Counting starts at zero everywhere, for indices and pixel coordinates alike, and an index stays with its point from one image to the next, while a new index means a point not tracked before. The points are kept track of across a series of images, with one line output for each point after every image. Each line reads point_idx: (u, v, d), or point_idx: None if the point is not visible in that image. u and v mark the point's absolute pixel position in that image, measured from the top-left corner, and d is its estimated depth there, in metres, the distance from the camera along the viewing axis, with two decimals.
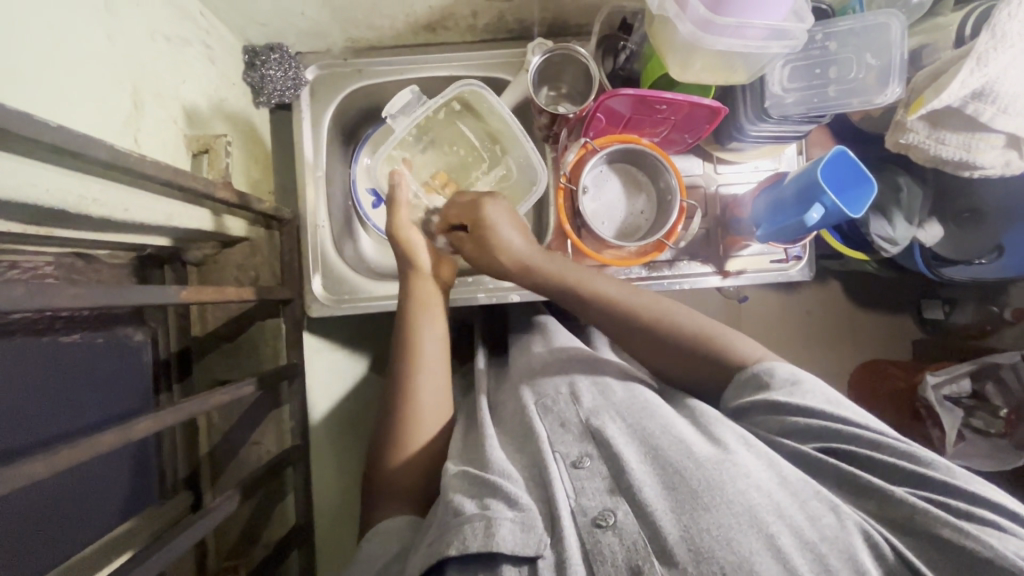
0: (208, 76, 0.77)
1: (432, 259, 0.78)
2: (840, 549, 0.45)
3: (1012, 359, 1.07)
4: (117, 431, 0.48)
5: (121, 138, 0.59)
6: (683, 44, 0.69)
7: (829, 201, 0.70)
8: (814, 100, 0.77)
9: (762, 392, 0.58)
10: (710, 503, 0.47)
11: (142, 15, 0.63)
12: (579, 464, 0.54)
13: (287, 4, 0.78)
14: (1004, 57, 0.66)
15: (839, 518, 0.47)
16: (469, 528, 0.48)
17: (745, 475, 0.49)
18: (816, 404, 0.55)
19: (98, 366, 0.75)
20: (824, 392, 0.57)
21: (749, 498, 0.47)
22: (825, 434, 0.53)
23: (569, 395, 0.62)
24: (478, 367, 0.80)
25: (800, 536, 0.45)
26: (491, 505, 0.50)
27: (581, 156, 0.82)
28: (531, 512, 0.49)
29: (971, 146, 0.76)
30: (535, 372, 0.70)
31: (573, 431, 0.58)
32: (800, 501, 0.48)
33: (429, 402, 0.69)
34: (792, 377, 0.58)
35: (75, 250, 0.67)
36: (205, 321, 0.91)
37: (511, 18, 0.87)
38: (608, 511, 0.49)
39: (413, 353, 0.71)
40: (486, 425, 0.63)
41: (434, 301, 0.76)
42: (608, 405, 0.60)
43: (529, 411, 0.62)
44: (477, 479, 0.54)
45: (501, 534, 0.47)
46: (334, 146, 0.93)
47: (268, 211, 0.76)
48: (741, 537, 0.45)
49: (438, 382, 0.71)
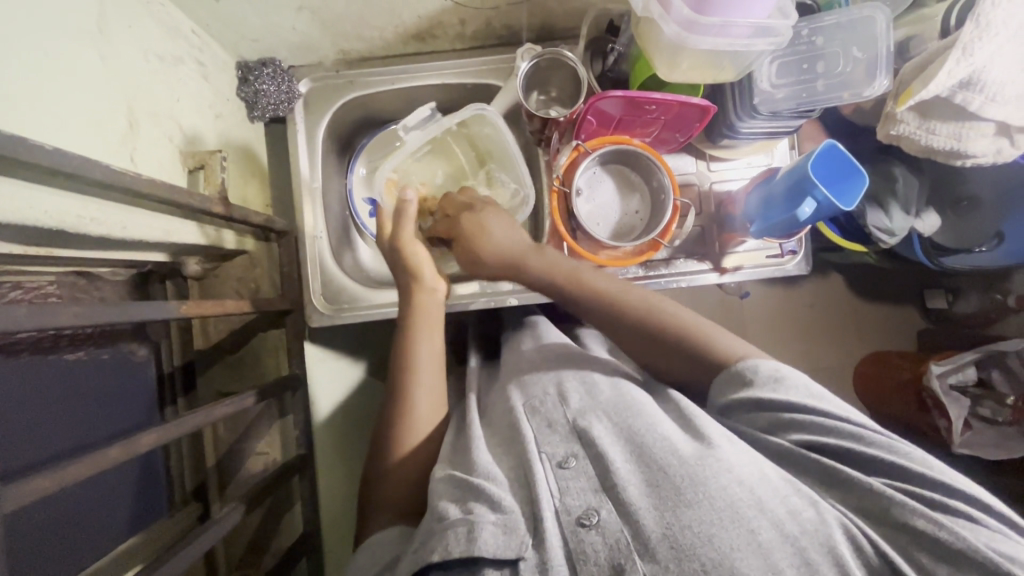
0: (202, 93, 0.78)
1: (434, 273, 0.78)
2: (820, 542, 0.46)
3: (1015, 346, 1.08)
4: (120, 446, 0.48)
5: (119, 157, 0.60)
6: (668, 44, 0.69)
7: (820, 195, 0.71)
8: (804, 95, 0.77)
9: (746, 389, 0.57)
10: (693, 500, 0.48)
11: (135, 36, 0.64)
12: (564, 464, 0.54)
13: (277, 18, 0.79)
14: (990, 46, 0.67)
15: (820, 512, 0.47)
16: (452, 533, 0.49)
17: (727, 471, 0.50)
18: (797, 399, 0.54)
19: (102, 383, 0.76)
20: (806, 386, 0.56)
21: (730, 493, 0.48)
22: (809, 428, 0.53)
23: (556, 396, 0.63)
24: (472, 369, 0.82)
25: (781, 530, 0.46)
26: (474, 509, 0.51)
27: (573, 158, 0.82)
28: (514, 514, 0.50)
29: (961, 135, 0.76)
30: (524, 373, 0.71)
31: (560, 431, 0.58)
32: (781, 496, 0.48)
33: (424, 409, 0.69)
34: (774, 374, 0.57)
35: (77, 269, 0.68)
36: (208, 333, 0.91)
37: (499, 25, 0.88)
38: (591, 510, 0.50)
39: (410, 362, 0.72)
40: (474, 428, 0.64)
41: (435, 316, 0.76)
42: (594, 405, 0.60)
43: (517, 413, 0.62)
44: (464, 483, 0.55)
45: (483, 538, 0.48)
46: (328, 158, 0.94)
47: (264, 223, 0.77)
48: (722, 534, 0.46)
49: (434, 393, 0.71)
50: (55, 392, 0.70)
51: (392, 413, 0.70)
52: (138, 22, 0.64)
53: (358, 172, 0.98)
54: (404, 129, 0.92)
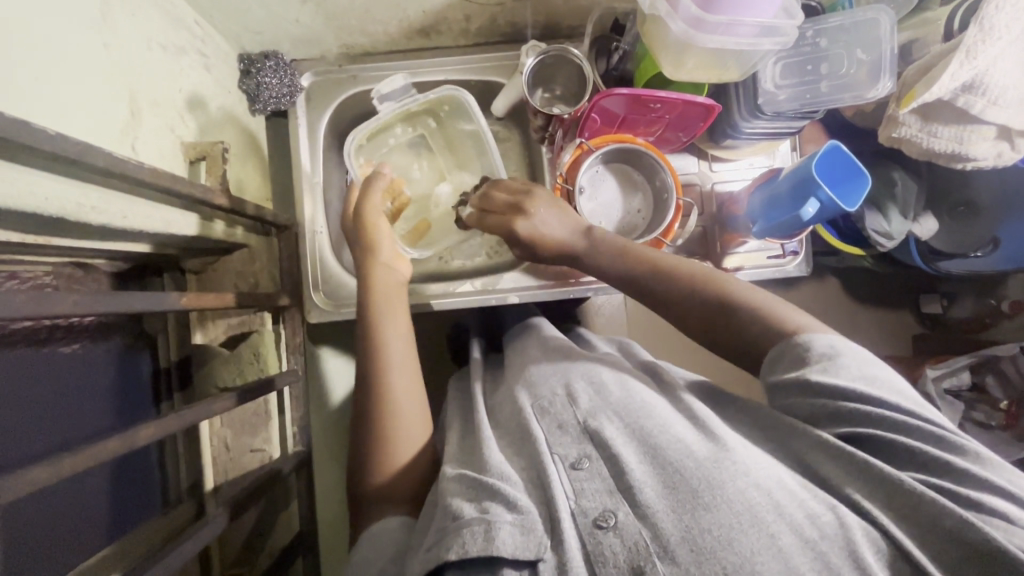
0: (205, 84, 0.77)
1: (389, 247, 0.78)
2: (840, 546, 0.46)
3: (1012, 351, 1.10)
4: (120, 438, 0.48)
5: (121, 146, 0.59)
6: (675, 42, 0.69)
7: (824, 196, 0.71)
8: (807, 96, 0.77)
9: (800, 367, 0.58)
10: (710, 503, 0.49)
11: (139, 24, 0.63)
12: (577, 465, 0.55)
13: (280, 11, 0.79)
14: (992, 49, 0.67)
15: (839, 517, 0.48)
16: (469, 533, 0.50)
17: (744, 474, 0.51)
18: (849, 381, 0.54)
19: (98, 378, 0.75)
20: (859, 367, 0.56)
21: (748, 497, 0.49)
22: (855, 419, 0.54)
23: (565, 396, 0.63)
24: (478, 366, 0.82)
25: (800, 534, 0.47)
26: (490, 509, 0.52)
27: (577, 156, 0.82)
28: (530, 514, 0.51)
29: (963, 138, 0.76)
30: (532, 372, 0.70)
31: (571, 432, 0.59)
32: (798, 501, 0.49)
33: (405, 400, 0.68)
34: (829, 351, 0.57)
35: (75, 259, 0.67)
36: (206, 322, 0.87)
37: (504, 22, 0.87)
38: (608, 512, 0.51)
39: (377, 344, 0.70)
40: (482, 429, 0.64)
41: (392, 290, 0.75)
42: (605, 405, 0.61)
43: (527, 412, 0.63)
44: (476, 482, 0.55)
45: (501, 538, 0.49)
46: (330, 152, 0.93)
47: (264, 216, 0.76)
48: (741, 538, 0.46)
49: (411, 380, 0.70)
50: (50, 387, 0.69)
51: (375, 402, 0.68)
52: (141, 10, 0.64)
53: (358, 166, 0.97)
54: (381, 104, 0.87)
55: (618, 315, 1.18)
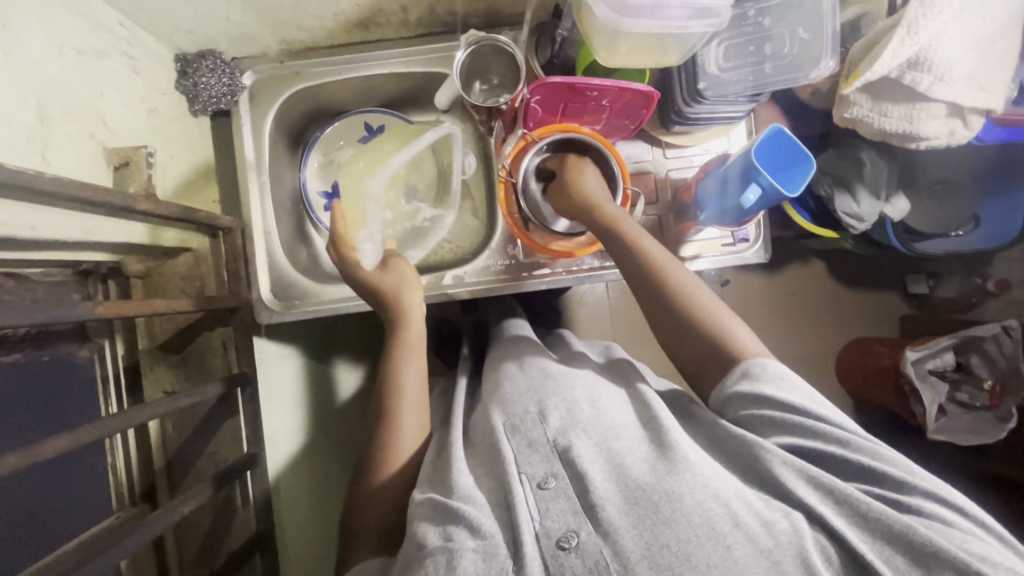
0: (133, 87, 0.77)
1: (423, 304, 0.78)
2: (792, 554, 0.47)
3: (993, 331, 1.08)
4: (23, 452, 0.47)
5: (27, 156, 0.58)
6: (602, 28, 0.66)
7: (765, 183, 0.69)
8: (750, 78, 0.75)
9: (748, 381, 0.60)
10: (670, 517, 0.50)
11: (48, 28, 0.62)
12: (544, 485, 0.55)
13: (208, 8, 0.77)
14: (934, 24, 0.65)
15: (793, 524, 0.49)
16: (432, 563, 0.51)
17: (703, 485, 0.52)
18: (800, 401, 0.57)
19: (41, 384, 0.76)
20: (807, 391, 0.59)
21: (707, 509, 0.50)
22: (796, 430, 0.55)
23: (537, 415, 0.62)
24: (461, 377, 0.82)
25: (755, 544, 0.48)
26: (454, 535, 0.52)
27: (521, 146, 0.80)
28: (494, 540, 0.51)
29: (913, 117, 0.74)
30: (505, 388, 0.68)
31: (540, 451, 0.58)
32: (752, 508, 0.50)
33: (409, 433, 0.71)
34: (778, 374, 0.60)
35: (4, 269, 0.66)
36: (153, 333, 0.87)
37: (442, 11, 0.85)
38: (570, 533, 0.51)
39: (397, 387, 0.73)
40: (455, 447, 0.64)
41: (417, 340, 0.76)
42: (574, 423, 0.60)
43: (497, 432, 0.62)
44: (442, 506, 0.56)
45: (462, 565, 0.50)
46: (279, 151, 0.92)
47: (203, 219, 0.75)
48: (699, 552, 0.48)
49: (416, 413, 0.72)
50: None
51: (381, 414, 0.73)
52: (50, 14, 0.62)
53: (310, 165, 0.99)
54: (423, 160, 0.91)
55: (601, 305, 1.27)
